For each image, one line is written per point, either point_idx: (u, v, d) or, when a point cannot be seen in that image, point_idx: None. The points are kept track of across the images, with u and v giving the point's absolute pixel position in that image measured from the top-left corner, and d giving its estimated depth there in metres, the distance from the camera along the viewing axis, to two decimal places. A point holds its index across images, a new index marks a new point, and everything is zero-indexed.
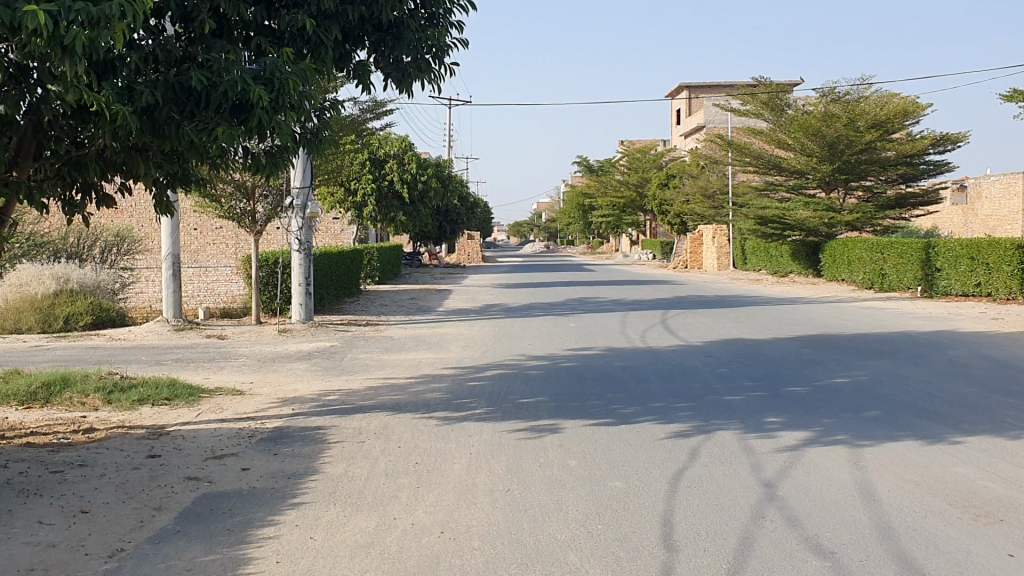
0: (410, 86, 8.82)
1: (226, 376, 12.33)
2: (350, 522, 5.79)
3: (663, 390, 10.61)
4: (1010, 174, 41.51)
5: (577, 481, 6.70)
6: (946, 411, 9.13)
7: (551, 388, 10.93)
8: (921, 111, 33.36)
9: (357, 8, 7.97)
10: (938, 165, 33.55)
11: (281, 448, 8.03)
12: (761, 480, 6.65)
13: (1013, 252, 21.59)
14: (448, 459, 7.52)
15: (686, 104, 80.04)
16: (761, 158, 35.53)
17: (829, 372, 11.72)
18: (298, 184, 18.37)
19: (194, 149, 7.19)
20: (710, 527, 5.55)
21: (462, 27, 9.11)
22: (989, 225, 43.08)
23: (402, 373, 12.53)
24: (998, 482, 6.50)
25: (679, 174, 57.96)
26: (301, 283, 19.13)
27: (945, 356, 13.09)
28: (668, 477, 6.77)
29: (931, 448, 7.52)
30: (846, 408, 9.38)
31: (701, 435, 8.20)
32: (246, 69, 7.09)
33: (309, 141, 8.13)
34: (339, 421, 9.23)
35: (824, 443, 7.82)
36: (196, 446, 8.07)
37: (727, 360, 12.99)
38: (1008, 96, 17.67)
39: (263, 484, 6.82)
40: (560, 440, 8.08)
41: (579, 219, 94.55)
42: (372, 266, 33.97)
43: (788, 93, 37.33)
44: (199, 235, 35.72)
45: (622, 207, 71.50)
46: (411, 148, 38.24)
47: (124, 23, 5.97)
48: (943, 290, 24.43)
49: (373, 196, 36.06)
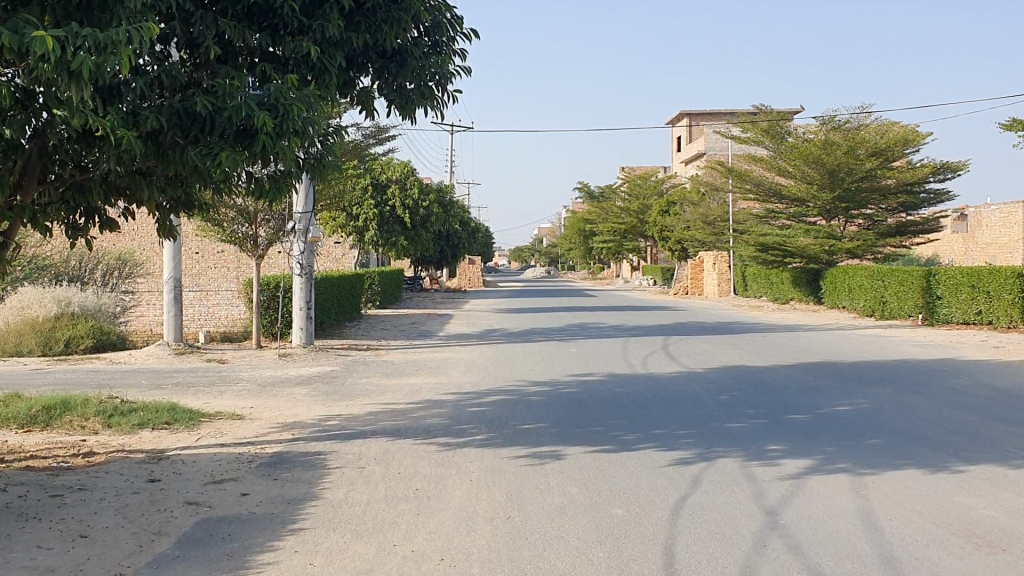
0: (413, 112, 8.85)
1: (226, 400, 12.30)
2: (351, 549, 5.77)
3: (664, 417, 10.60)
4: (1010, 202, 41.63)
5: (578, 509, 6.67)
6: (948, 439, 9.11)
7: (552, 414, 10.93)
8: (921, 139, 33.47)
9: (360, 35, 8.06)
10: (938, 193, 33.81)
11: (280, 473, 8.02)
12: (764, 507, 6.62)
13: (1014, 281, 21.60)
14: (450, 485, 7.50)
15: (686, 132, 80.40)
16: (761, 185, 35.73)
17: (829, 400, 11.68)
18: (300, 208, 18.52)
19: (198, 175, 7.19)
20: (713, 556, 5.52)
21: (466, 55, 9.13)
22: (989, 253, 43.14)
23: (402, 399, 12.52)
24: (1001, 511, 6.47)
25: (680, 200, 58.26)
26: (301, 306, 19.08)
27: (948, 384, 13.06)
28: (669, 505, 6.74)
29: (934, 477, 7.50)
30: (848, 436, 9.36)
31: (703, 462, 8.18)
32: (250, 95, 7.11)
33: (312, 166, 8.17)
34: (338, 447, 9.23)
35: (827, 471, 7.78)
36: (196, 471, 8.05)
37: (729, 387, 12.94)
38: (1007, 125, 17.72)
39: (263, 509, 6.81)
40: (562, 467, 8.06)
41: (580, 244, 94.67)
42: (372, 290, 34.06)
43: (788, 121, 37.60)
44: (200, 258, 36.19)
45: (623, 233, 71.60)
46: (413, 172, 38.41)
47: (130, 48, 5.99)
48: (944, 318, 24.41)
49: (375, 221, 36.21)
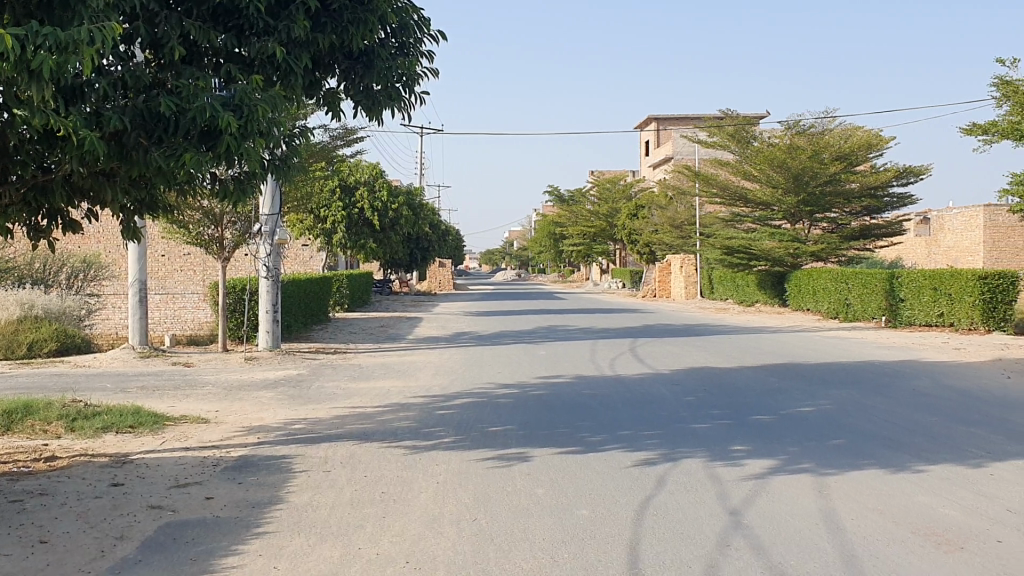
0: (379, 113, 8.84)
1: (191, 404, 12.21)
2: (315, 552, 5.75)
3: (631, 419, 10.66)
4: (971, 206, 42.27)
5: (543, 510, 6.70)
6: (909, 440, 9.24)
7: (519, 417, 10.97)
8: (884, 143, 33.91)
9: (327, 37, 8.06)
10: (901, 197, 34.28)
11: (246, 477, 7.97)
12: (727, 508, 6.68)
13: (975, 284, 21.91)
14: (416, 488, 7.49)
15: (654, 136, 80.95)
16: (726, 190, 36.06)
17: (793, 401, 11.80)
18: (267, 211, 18.25)
19: (163, 177, 7.13)
20: (676, 556, 5.56)
21: (433, 56, 9.12)
22: (951, 257, 43.76)
23: (370, 402, 12.47)
24: (959, 510, 6.58)
25: (648, 204, 58.71)
26: (268, 310, 18.88)
27: (909, 386, 13.25)
28: (634, 506, 6.78)
29: (896, 477, 7.61)
30: (811, 436, 9.48)
31: (668, 463, 8.24)
32: (215, 96, 7.06)
33: (277, 168, 8.11)
34: (304, 450, 9.17)
35: (790, 471, 7.87)
36: (160, 474, 7.98)
37: (695, 388, 13.03)
38: (968, 129, 17.96)
39: (227, 513, 6.76)
40: (529, 469, 8.08)
41: (550, 247, 94.94)
42: (341, 292, 33.93)
43: (753, 127, 38.00)
44: (167, 261, 35.87)
45: (592, 236, 71.88)
46: (381, 175, 38.31)
47: (93, 48, 5.94)
48: (907, 320, 24.75)
49: (343, 223, 36.10)
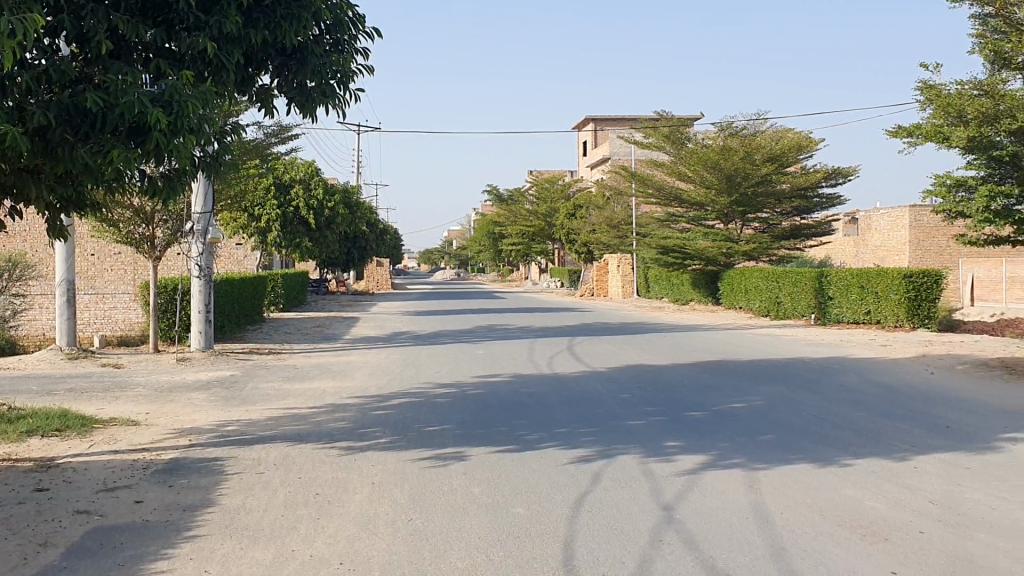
0: (313, 110, 8.75)
1: (121, 406, 11.94)
2: (247, 555, 5.68)
3: (567, 417, 10.72)
4: (897, 207, 43.37)
5: (479, 509, 6.71)
6: (837, 435, 9.47)
7: (456, 416, 10.96)
8: (813, 145, 34.63)
9: (260, 32, 7.96)
10: (829, 197, 35.05)
11: (177, 479, 7.82)
12: (660, 503, 6.78)
13: (900, 282, 22.51)
14: (351, 489, 7.44)
15: (592, 136, 81.48)
16: (661, 190, 36.52)
17: (725, 397, 12.00)
18: (199, 209, 18.02)
19: (89, 174, 6.98)
20: (610, 552, 5.62)
21: (368, 54, 9.08)
22: (878, 256, 44.84)
23: (305, 403, 12.34)
24: (883, 502, 6.77)
25: (586, 203, 59.08)
26: (200, 310, 18.53)
27: (838, 382, 13.56)
28: (569, 503, 6.83)
29: (824, 471, 7.80)
30: (742, 432, 9.65)
31: (603, 460, 8.32)
32: (144, 91, 6.93)
33: (208, 165, 7.97)
34: (238, 452, 9.04)
35: (722, 466, 8.01)
36: (87, 478, 7.79)
37: (630, 385, 13.16)
38: (894, 132, 18.41)
39: (157, 516, 6.63)
40: (465, 468, 8.08)
41: (489, 246, 94.93)
42: (276, 292, 33.46)
43: (688, 128, 38.51)
44: (97, 260, 35.00)
45: (531, 235, 72.05)
46: (317, 173, 37.85)
47: (13, 41, 5.78)
48: (836, 318, 25.34)
49: (277, 221, 35.60)
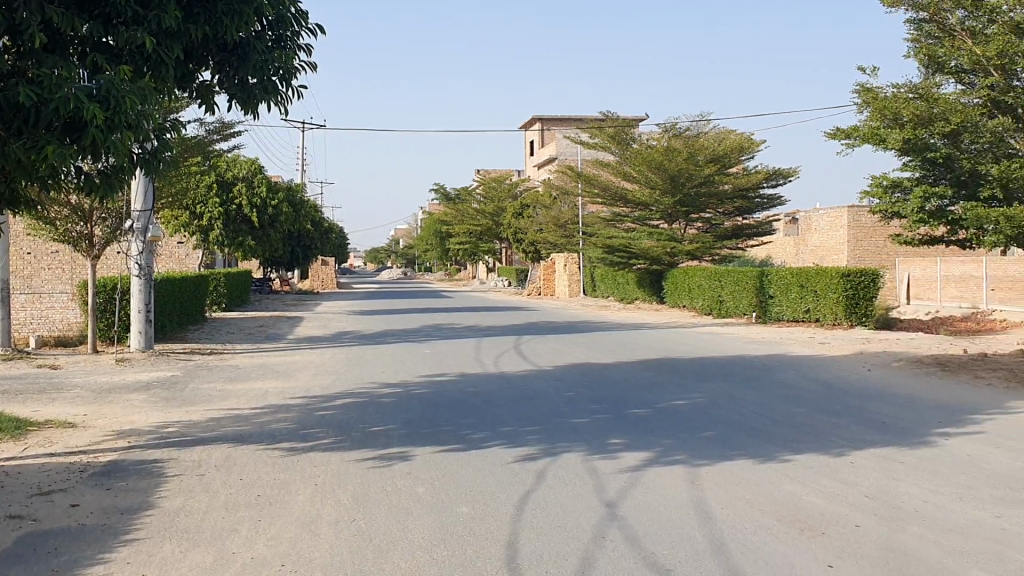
0: (255, 106, 8.64)
1: (57, 408, 11.68)
2: (187, 558, 5.60)
3: (512, 415, 10.75)
4: (835, 207, 44.24)
5: (423, 508, 6.70)
6: (777, 431, 9.64)
7: (401, 416, 10.92)
8: (755, 146, 35.17)
9: (200, 27, 7.84)
10: (770, 197, 35.60)
11: (114, 482, 7.67)
12: (604, 500, 6.83)
13: (838, 281, 22.97)
14: (293, 490, 7.37)
15: (538, 136, 81.73)
16: (607, 190, 36.79)
17: (668, 395, 12.13)
18: (139, 207, 17.76)
19: (23, 170, 6.82)
20: (553, 549, 5.66)
21: (311, 50, 9.00)
22: (818, 256, 45.68)
23: (247, 404, 12.19)
24: (820, 497, 6.92)
25: (533, 203, 59.25)
26: (140, 310, 18.20)
27: (778, 379, 13.81)
28: (514, 501, 6.86)
29: (763, 467, 7.93)
30: (684, 429, 9.78)
31: (548, 458, 8.36)
32: (79, 86, 6.77)
33: (148, 161, 7.80)
34: (177, 454, 8.90)
35: (664, 463, 8.10)
36: (21, 482, 7.61)
37: (575, 384, 13.24)
38: (834, 134, 18.74)
39: (94, 520, 6.51)
40: (410, 468, 8.06)
41: (437, 245, 94.64)
42: (218, 292, 32.97)
43: (633, 128, 38.85)
44: (33, 259, 34.19)
45: (478, 235, 72.00)
46: (260, 171, 37.39)
47: None
48: (776, 316, 25.78)
49: (220, 220, 35.09)
